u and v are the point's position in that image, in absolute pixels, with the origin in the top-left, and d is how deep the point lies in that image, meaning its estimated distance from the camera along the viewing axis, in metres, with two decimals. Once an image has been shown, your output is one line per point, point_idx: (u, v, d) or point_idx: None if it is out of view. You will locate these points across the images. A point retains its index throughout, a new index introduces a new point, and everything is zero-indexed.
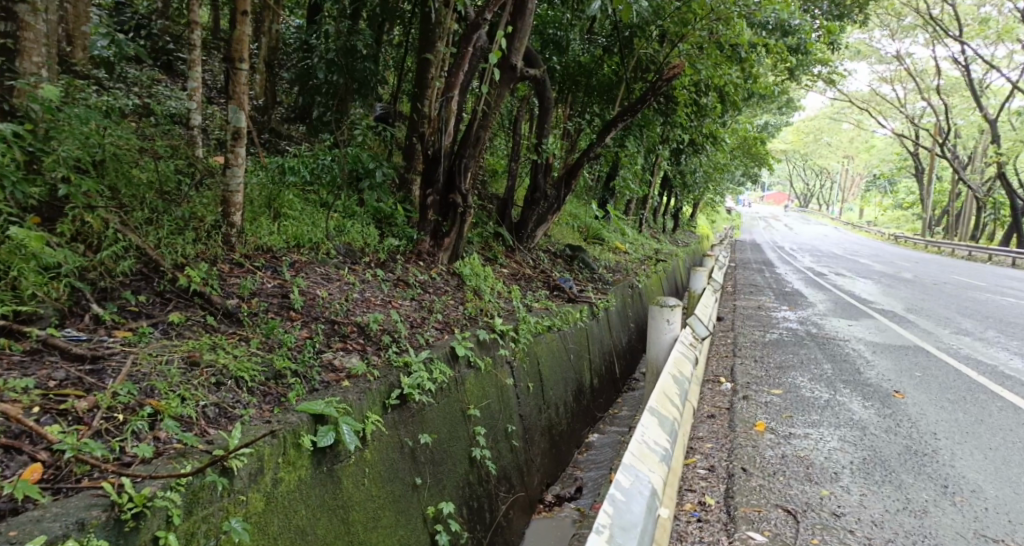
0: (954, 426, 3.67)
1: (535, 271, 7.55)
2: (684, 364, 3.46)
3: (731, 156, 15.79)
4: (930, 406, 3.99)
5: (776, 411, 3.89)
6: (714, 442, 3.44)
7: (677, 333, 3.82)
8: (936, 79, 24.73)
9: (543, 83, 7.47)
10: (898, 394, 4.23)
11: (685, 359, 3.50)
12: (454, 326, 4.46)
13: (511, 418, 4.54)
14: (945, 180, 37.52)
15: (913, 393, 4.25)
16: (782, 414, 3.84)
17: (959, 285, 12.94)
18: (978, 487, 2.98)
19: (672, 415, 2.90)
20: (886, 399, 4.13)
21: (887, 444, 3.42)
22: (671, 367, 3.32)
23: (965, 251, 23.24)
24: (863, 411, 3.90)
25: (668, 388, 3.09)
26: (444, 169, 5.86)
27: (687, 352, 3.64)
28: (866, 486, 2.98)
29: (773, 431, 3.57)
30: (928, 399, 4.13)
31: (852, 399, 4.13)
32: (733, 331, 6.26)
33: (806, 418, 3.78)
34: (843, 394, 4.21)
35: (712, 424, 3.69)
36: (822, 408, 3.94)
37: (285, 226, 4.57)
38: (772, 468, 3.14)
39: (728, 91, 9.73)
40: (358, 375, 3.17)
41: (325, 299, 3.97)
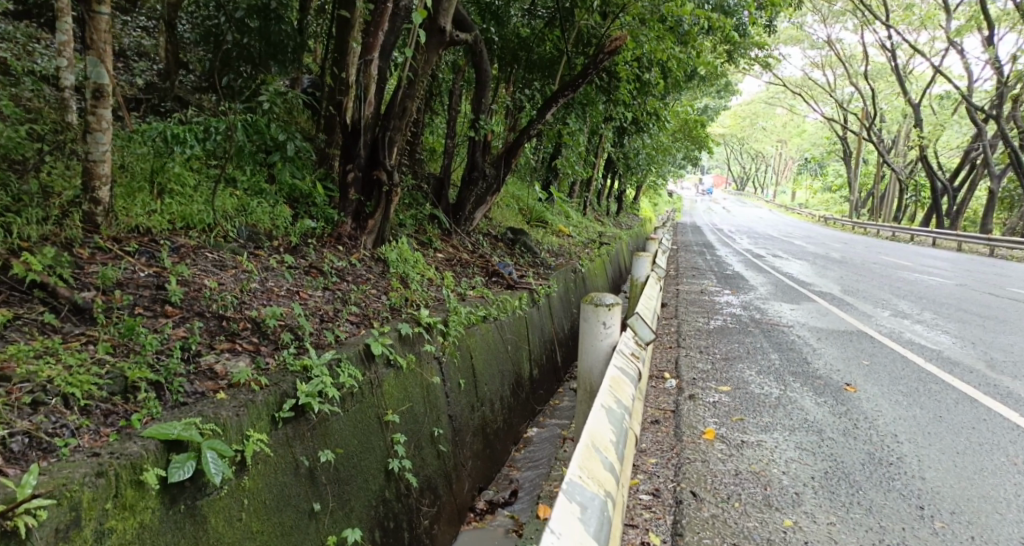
0: (914, 425, 3.41)
1: (472, 256, 7.07)
2: (620, 390, 2.79)
3: (672, 138, 15.64)
4: (885, 401, 3.74)
5: (725, 413, 3.53)
6: (659, 456, 3.08)
7: (613, 340, 3.23)
8: (864, 64, 25.41)
9: (478, 50, 6.92)
10: (850, 387, 3.96)
11: (623, 378, 2.87)
12: (372, 319, 3.93)
13: (438, 420, 4.06)
14: (872, 164, 38.90)
15: (865, 386, 3.99)
16: (732, 417, 3.49)
17: (890, 265, 13.22)
18: (957, 507, 2.70)
19: (600, 492, 2.15)
20: (839, 393, 3.87)
21: (849, 453, 3.12)
22: (604, 398, 2.62)
23: (890, 232, 24.01)
24: (817, 409, 3.62)
25: (597, 439, 2.37)
26: (365, 143, 5.29)
27: (627, 365, 3.03)
28: (832, 511, 2.64)
29: (725, 440, 3.22)
30: (882, 393, 3.88)
31: (804, 394, 3.84)
32: (676, 319, 5.95)
33: (758, 421, 3.44)
34: (793, 390, 3.92)
35: (657, 433, 3.33)
36: (773, 407, 3.63)
37: (171, 204, 3.96)
38: (726, 491, 2.77)
39: (671, 67, 9.41)
40: (240, 383, 2.63)
41: (214, 290, 3.38)
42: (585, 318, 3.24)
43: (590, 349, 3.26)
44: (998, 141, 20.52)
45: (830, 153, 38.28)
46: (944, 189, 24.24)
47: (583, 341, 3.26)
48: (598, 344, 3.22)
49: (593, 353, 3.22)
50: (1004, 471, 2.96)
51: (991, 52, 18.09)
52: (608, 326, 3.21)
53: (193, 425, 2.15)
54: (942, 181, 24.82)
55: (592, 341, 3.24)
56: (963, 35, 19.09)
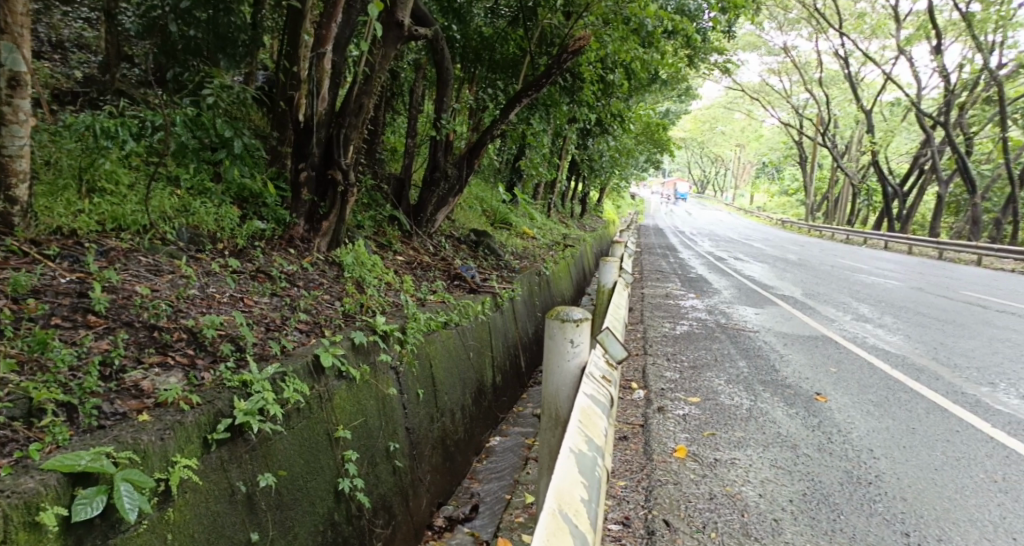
0: (889, 439, 3.34)
1: (433, 259, 6.84)
2: (590, 426, 2.41)
3: (634, 141, 15.67)
4: (857, 412, 3.67)
5: (696, 428, 3.40)
6: (628, 479, 2.93)
7: (582, 361, 2.87)
8: (819, 72, 26.04)
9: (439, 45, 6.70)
10: (820, 397, 3.89)
11: (594, 411, 2.50)
12: (323, 327, 3.69)
13: (394, 434, 3.84)
14: (827, 169, 39.92)
15: (835, 396, 3.92)
16: (703, 432, 3.36)
17: (847, 268, 13.46)
18: (943, 532, 2.60)
19: None
20: (810, 404, 3.78)
21: (826, 471, 3.01)
22: (573, 441, 2.24)
23: (844, 234, 24.57)
24: (790, 422, 3.51)
25: (565, 500, 1.99)
26: (319, 140, 5.03)
27: (599, 391, 2.68)
28: (813, 540, 2.51)
29: (697, 458, 3.08)
30: (852, 403, 3.81)
31: (775, 406, 3.74)
32: (642, 324, 5.83)
33: (729, 436, 3.32)
34: (764, 400, 3.82)
35: (625, 452, 3.17)
36: (745, 421, 3.51)
37: (101, 203, 3.66)
38: (701, 519, 2.62)
39: (634, 68, 9.34)
40: (168, 403, 2.36)
41: (146, 298, 3.10)
42: (550, 335, 2.86)
43: (555, 370, 2.89)
44: (944, 148, 21.21)
45: (787, 157, 39.13)
46: (896, 194, 24.94)
47: (548, 360, 2.90)
48: (566, 364, 2.87)
49: (559, 374, 2.88)
50: (983, 489, 2.89)
51: (938, 61, 18.66)
52: (577, 344, 2.84)
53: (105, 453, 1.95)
54: (894, 185, 25.51)
55: (558, 361, 2.88)
56: (912, 45, 19.65)
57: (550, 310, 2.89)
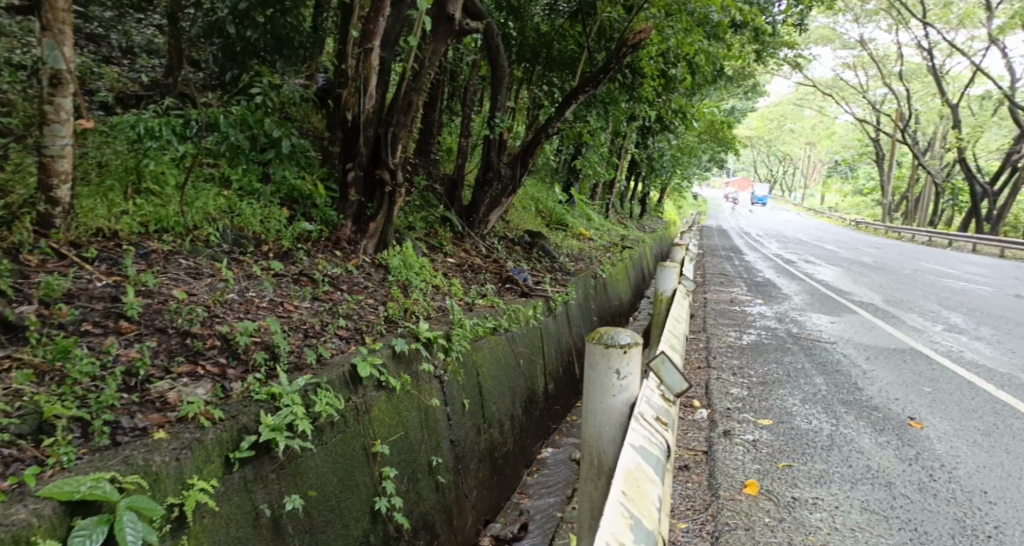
0: (1004, 478, 2.90)
1: (485, 261, 6.65)
2: (639, 501, 1.98)
3: (698, 140, 15.10)
4: (961, 443, 3.23)
5: (768, 457, 3.04)
6: (691, 520, 2.59)
7: (628, 398, 2.41)
8: (899, 64, 24.57)
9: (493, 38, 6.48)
10: (915, 422, 3.45)
11: (642, 478, 2.07)
12: (364, 335, 3.52)
13: (437, 447, 3.65)
14: (906, 166, 37.66)
15: (932, 421, 3.47)
16: (777, 463, 3.00)
17: (932, 272, 12.49)
18: None
19: None
20: (903, 431, 3.35)
21: (932, 519, 2.60)
22: (612, 530, 1.80)
23: (925, 236, 22.99)
24: (882, 453, 3.10)
25: None
26: (366, 139, 4.90)
27: (649, 441, 2.25)
28: None
29: (771, 496, 2.73)
30: (952, 431, 3.36)
31: (862, 432, 3.33)
32: (705, 333, 5.43)
33: (809, 469, 2.94)
34: (847, 425, 3.41)
35: (686, 485, 2.84)
36: (827, 450, 3.13)
37: (144, 205, 3.60)
38: None
39: (699, 63, 8.89)
40: (188, 418, 2.22)
41: (182, 302, 2.99)
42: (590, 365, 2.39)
43: (596, 406, 2.44)
44: None
45: (861, 155, 37.16)
46: (984, 192, 23.11)
47: (589, 394, 2.45)
48: (611, 400, 2.42)
49: (602, 413, 2.42)
50: None
51: None
52: (623, 376, 2.39)
53: (107, 479, 1.83)
54: (982, 182, 23.66)
55: (602, 396, 2.41)
56: (1006, 33, 18.16)
57: (589, 332, 2.42)
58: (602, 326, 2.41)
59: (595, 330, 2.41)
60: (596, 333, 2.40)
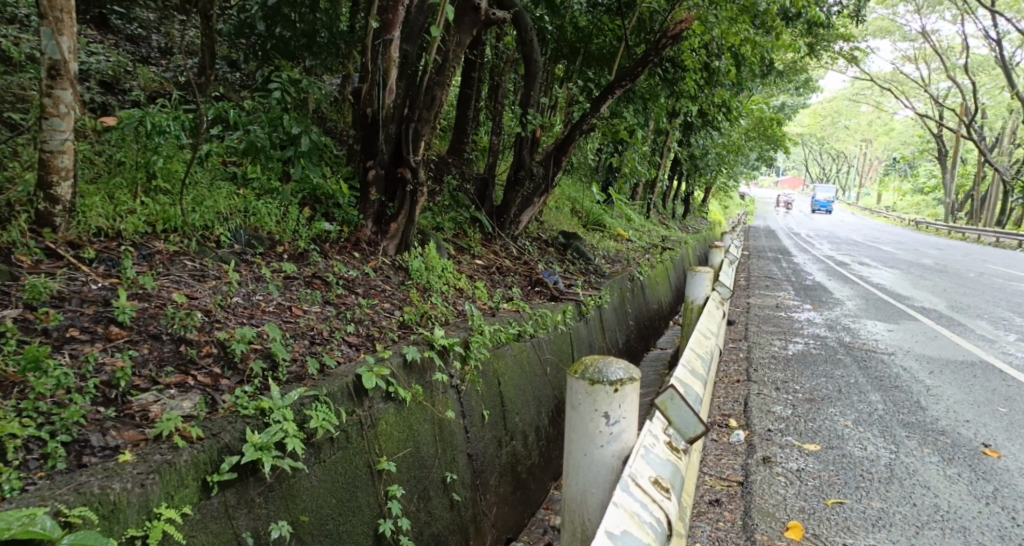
0: None
1: (515, 263, 6.41)
2: None
3: (744, 138, 14.55)
4: None
5: (815, 492, 2.70)
6: None
7: (618, 449, 2.14)
8: (963, 56, 23.20)
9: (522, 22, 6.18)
10: (990, 452, 3.05)
11: None
12: (375, 342, 3.33)
13: (453, 462, 3.41)
14: (969, 163, 35.70)
15: (1010, 450, 3.07)
16: (826, 500, 2.64)
17: (1000, 276, 11.63)
18: None
19: None
20: (978, 462, 2.96)
21: None
22: None
23: (991, 236, 21.58)
24: (952, 490, 2.73)
25: None
26: (387, 136, 4.72)
27: (641, 513, 1.89)
28: None
29: (815, 540, 2.39)
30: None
31: (927, 461, 2.95)
32: (746, 341, 5.06)
33: (863, 508, 2.59)
34: (910, 453, 3.02)
35: (717, 525, 2.52)
36: (887, 483, 2.77)
37: (151, 204, 3.47)
38: None
39: (745, 54, 8.41)
40: (163, 436, 2.04)
41: (180, 307, 2.83)
42: (574, 406, 2.17)
43: (584, 459, 2.17)
44: None
45: (921, 152, 35.43)
46: None
47: (576, 444, 2.20)
48: (600, 450, 2.15)
49: (590, 465, 2.16)
50: None
51: None
52: (613, 422, 2.12)
53: (50, 513, 1.67)
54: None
55: (588, 447, 2.16)
56: None
57: (574, 366, 2.20)
58: (589, 359, 2.19)
59: (581, 364, 2.19)
60: (581, 367, 2.18)
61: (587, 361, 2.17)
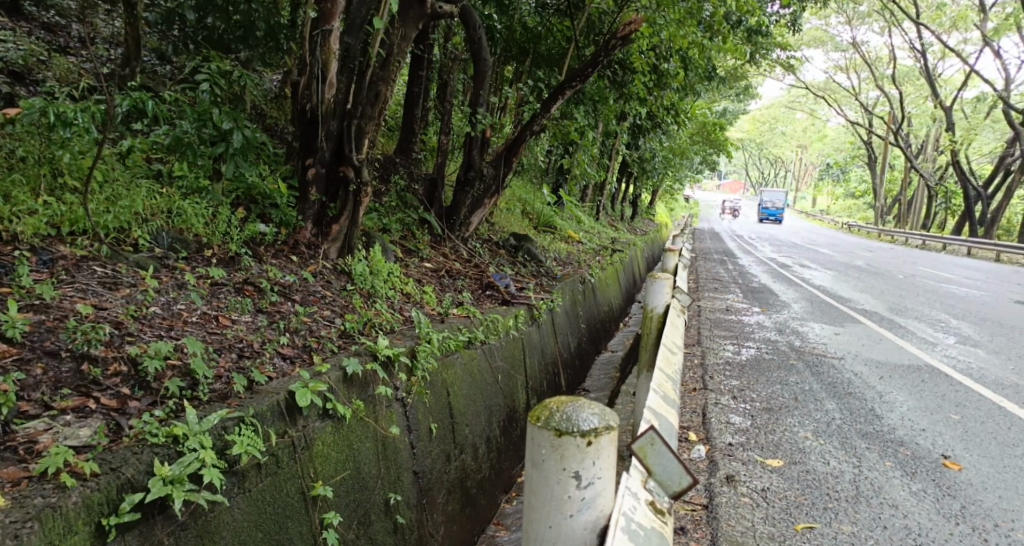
0: None
1: (466, 266, 6.21)
2: None
3: (689, 142, 14.77)
4: (1007, 491, 2.85)
5: (785, 517, 2.59)
6: None
7: (589, 516, 1.84)
8: (891, 67, 24.25)
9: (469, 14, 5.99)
10: (950, 464, 3.08)
11: None
12: (312, 354, 3.07)
13: (397, 482, 3.18)
14: (898, 169, 37.41)
15: (970, 461, 3.11)
16: (795, 525, 2.54)
17: (932, 277, 12.08)
18: None
19: None
20: (942, 478, 2.95)
21: None
22: None
23: (919, 239, 22.57)
24: (919, 507, 2.70)
25: None
26: (327, 132, 4.40)
27: None
28: None
29: None
30: (995, 474, 3.00)
31: (890, 476, 2.95)
32: (700, 347, 4.99)
33: (835, 534, 2.50)
34: (872, 468, 3.02)
35: None
36: (855, 502, 2.72)
37: (56, 203, 3.13)
38: None
39: (692, 58, 8.44)
40: (48, 474, 1.77)
41: (85, 319, 2.52)
42: (538, 461, 1.85)
43: (547, 529, 1.85)
44: None
45: (854, 158, 36.93)
46: (978, 194, 22.64)
47: (539, 511, 1.87)
48: (568, 519, 1.84)
49: (555, 537, 1.84)
50: None
51: None
52: (584, 483, 1.82)
53: None
54: (977, 185, 23.20)
55: (555, 516, 1.84)
56: (1001, 35, 17.73)
57: (536, 411, 1.88)
58: (555, 403, 1.87)
59: (545, 409, 1.86)
60: (545, 413, 1.85)
61: (552, 407, 1.85)
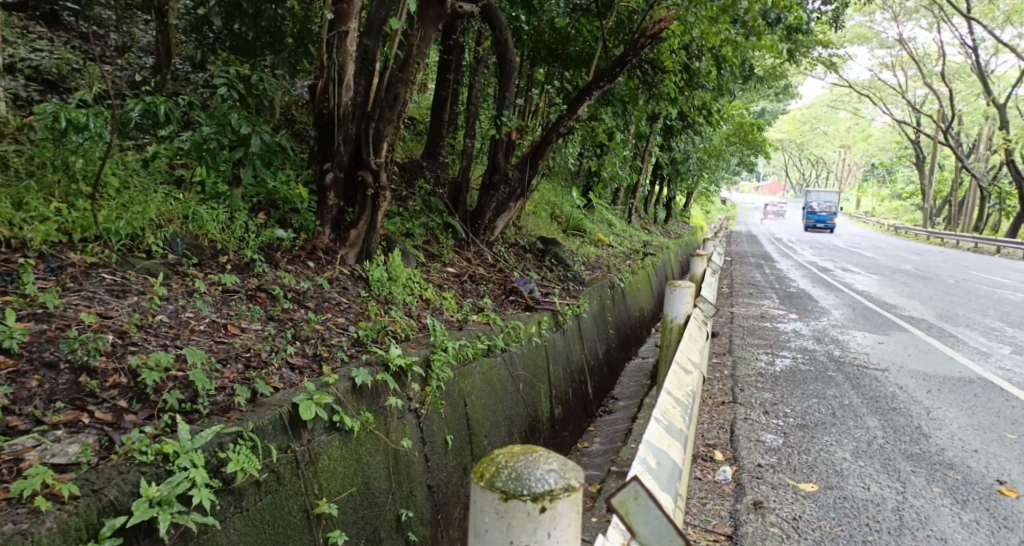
0: None
1: (490, 271, 6.08)
2: None
3: (725, 143, 14.40)
4: None
5: None
6: None
7: None
8: (940, 64, 23.33)
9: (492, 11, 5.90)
10: (1006, 492, 2.82)
11: None
12: (322, 365, 2.97)
13: (410, 497, 3.07)
14: (947, 169, 36.00)
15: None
16: None
17: (985, 282, 11.50)
18: None
19: None
20: (997, 509, 2.70)
21: None
22: None
23: (971, 241, 21.61)
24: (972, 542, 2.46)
25: None
26: (346, 136, 4.33)
27: None
28: None
29: None
30: None
31: (938, 505, 2.70)
32: (732, 357, 4.76)
33: None
34: (918, 495, 2.78)
35: None
36: (899, 534, 2.49)
37: (67, 210, 3.11)
38: None
39: (727, 56, 8.17)
40: (26, 497, 1.70)
41: (87, 329, 2.47)
42: (481, 532, 1.48)
43: None
44: None
45: (900, 158, 35.70)
46: None
47: None
48: None
49: None
50: None
51: None
52: None
53: None
54: None
55: None
56: None
57: (483, 467, 1.53)
58: (505, 457, 1.52)
59: (492, 465, 1.52)
60: (492, 469, 1.51)
61: (501, 461, 1.51)
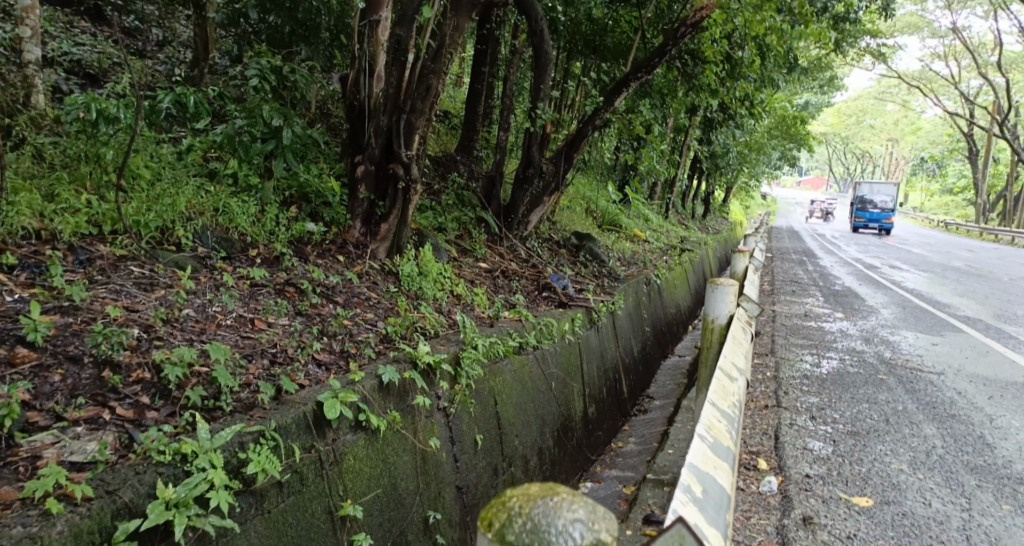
0: None
1: (523, 266, 5.96)
2: None
3: (768, 136, 13.98)
4: None
5: None
6: None
7: None
8: (997, 53, 22.28)
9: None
10: None
11: None
12: (349, 361, 2.90)
13: (438, 498, 2.98)
14: (1002, 162, 34.44)
15: None
16: None
17: None
18: None
19: None
20: None
21: None
22: None
23: None
24: None
25: None
26: (377, 128, 4.26)
27: None
28: None
29: None
30: None
31: (1008, 525, 2.49)
32: (776, 358, 4.55)
33: None
34: (984, 513, 2.57)
35: None
36: None
37: (97, 203, 3.11)
38: None
39: (771, 46, 7.88)
40: (40, 497, 1.66)
41: (113, 322, 2.44)
42: None
43: None
44: None
45: (952, 151, 34.29)
46: None
47: None
48: None
49: None
50: None
51: None
52: None
53: None
54: None
55: None
56: None
57: (493, 511, 1.31)
58: (519, 501, 1.29)
59: (504, 510, 1.29)
60: (503, 516, 1.28)
61: (514, 507, 1.28)
